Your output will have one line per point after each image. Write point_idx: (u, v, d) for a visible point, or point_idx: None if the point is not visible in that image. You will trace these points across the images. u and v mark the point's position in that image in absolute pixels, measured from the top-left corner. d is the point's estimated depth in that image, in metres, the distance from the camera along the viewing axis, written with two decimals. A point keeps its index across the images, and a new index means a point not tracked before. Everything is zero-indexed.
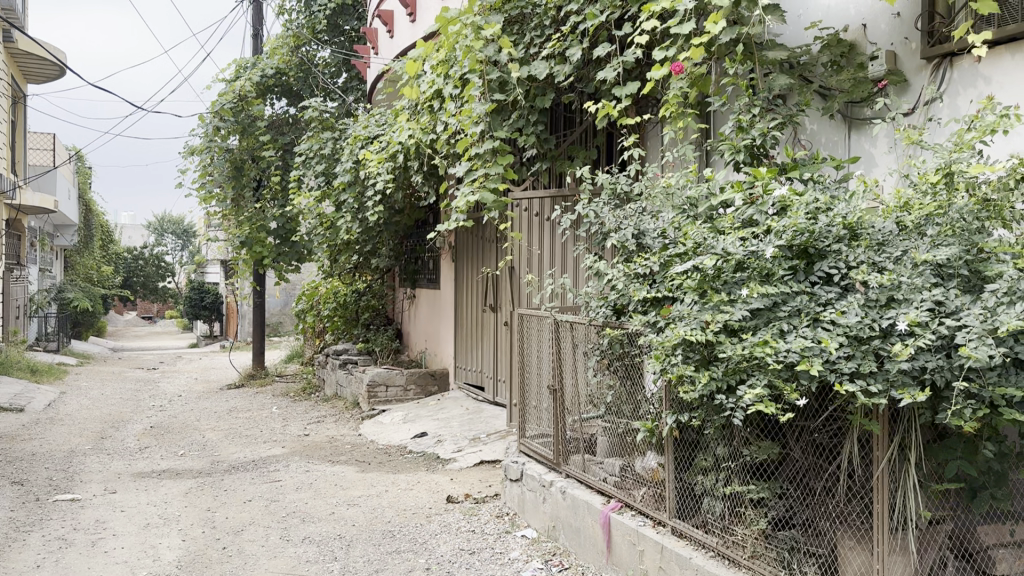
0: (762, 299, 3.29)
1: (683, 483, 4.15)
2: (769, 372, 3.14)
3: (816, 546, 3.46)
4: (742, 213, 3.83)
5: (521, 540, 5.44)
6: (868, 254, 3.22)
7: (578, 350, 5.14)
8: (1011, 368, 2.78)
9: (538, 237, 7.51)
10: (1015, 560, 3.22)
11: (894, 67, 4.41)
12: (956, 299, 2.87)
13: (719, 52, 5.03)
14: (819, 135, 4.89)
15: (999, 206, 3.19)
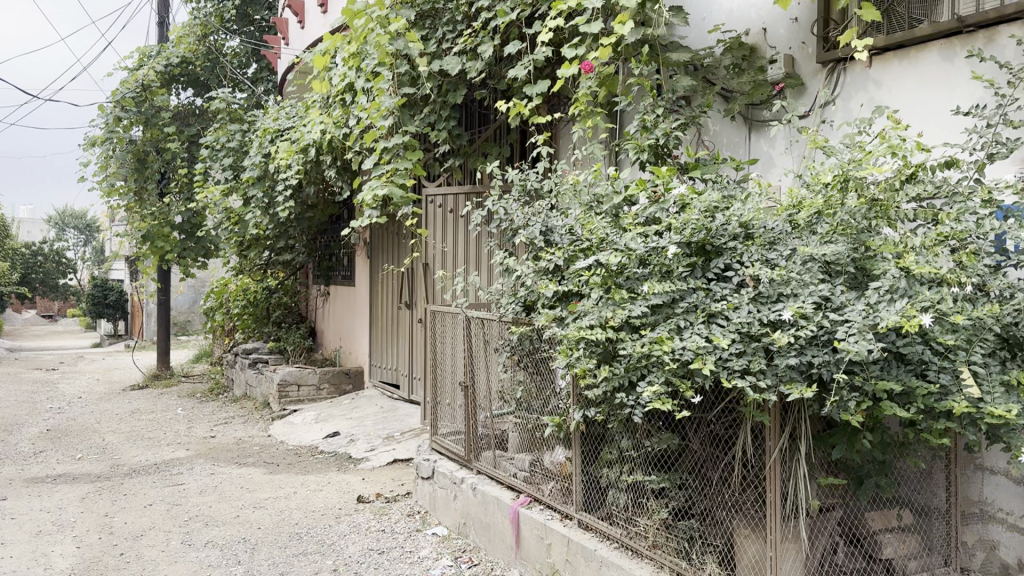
0: (660, 297, 3.34)
1: (590, 476, 4.20)
2: (665, 368, 3.19)
3: (713, 535, 3.53)
4: (645, 211, 3.87)
5: (431, 538, 5.40)
6: (760, 252, 3.31)
7: (489, 347, 5.14)
8: (893, 362, 2.90)
9: (450, 233, 7.47)
10: (898, 545, 3.49)
11: (792, 70, 4.56)
12: (842, 296, 2.97)
13: (626, 53, 5.10)
14: (721, 136, 5.04)
15: (884, 207, 3.29)
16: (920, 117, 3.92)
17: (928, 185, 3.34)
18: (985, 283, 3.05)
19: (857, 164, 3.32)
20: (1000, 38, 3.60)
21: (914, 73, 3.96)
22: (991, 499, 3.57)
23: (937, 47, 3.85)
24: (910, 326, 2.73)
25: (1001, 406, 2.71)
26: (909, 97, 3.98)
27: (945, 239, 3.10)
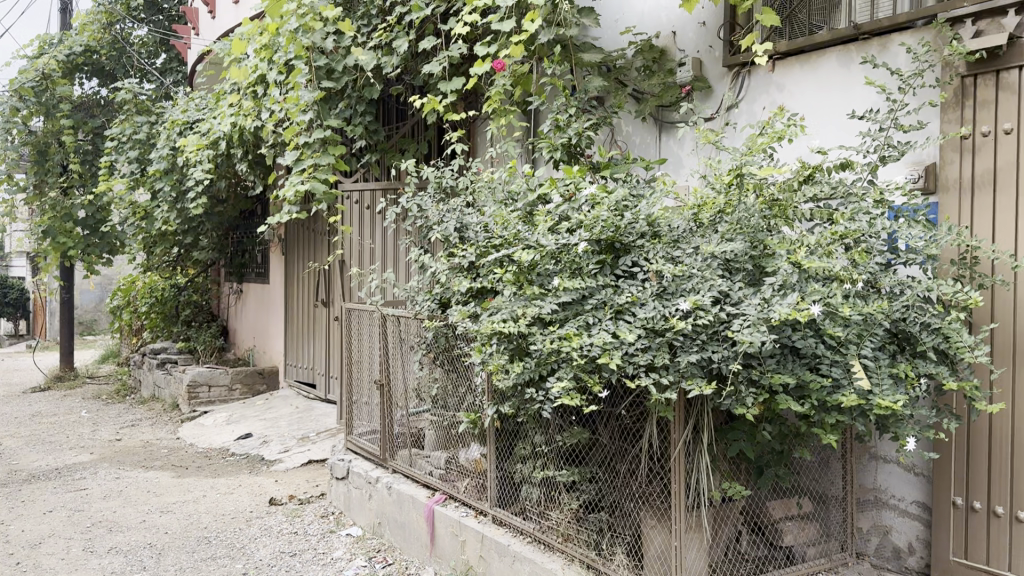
0: (569, 293, 3.37)
1: (503, 472, 4.22)
2: (573, 364, 3.23)
3: (622, 527, 3.61)
4: (557, 209, 3.88)
5: (345, 539, 5.33)
6: (666, 248, 3.39)
7: (404, 344, 5.11)
8: (788, 356, 3.01)
9: (368, 231, 7.34)
10: (798, 531, 3.61)
11: (700, 73, 4.67)
12: (739, 291, 3.06)
13: (540, 51, 5.12)
14: (633, 136, 5.12)
15: (783, 207, 3.43)
16: (818, 121, 4.08)
17: (824, 185, 3.45)
18: (877, 280, 3.19)
19: (753, 161, 3.51)
20: (893, 46, 3.77)
21: (813, 78, 4.11)
22: (884, 486, 3.82)
23: (834, 54, 4.00)
24: (801, 318, 2.83)
25: (888, 399, 2.85)
26: (809, 101, 4.13)
27: (841, 239, 3.21)
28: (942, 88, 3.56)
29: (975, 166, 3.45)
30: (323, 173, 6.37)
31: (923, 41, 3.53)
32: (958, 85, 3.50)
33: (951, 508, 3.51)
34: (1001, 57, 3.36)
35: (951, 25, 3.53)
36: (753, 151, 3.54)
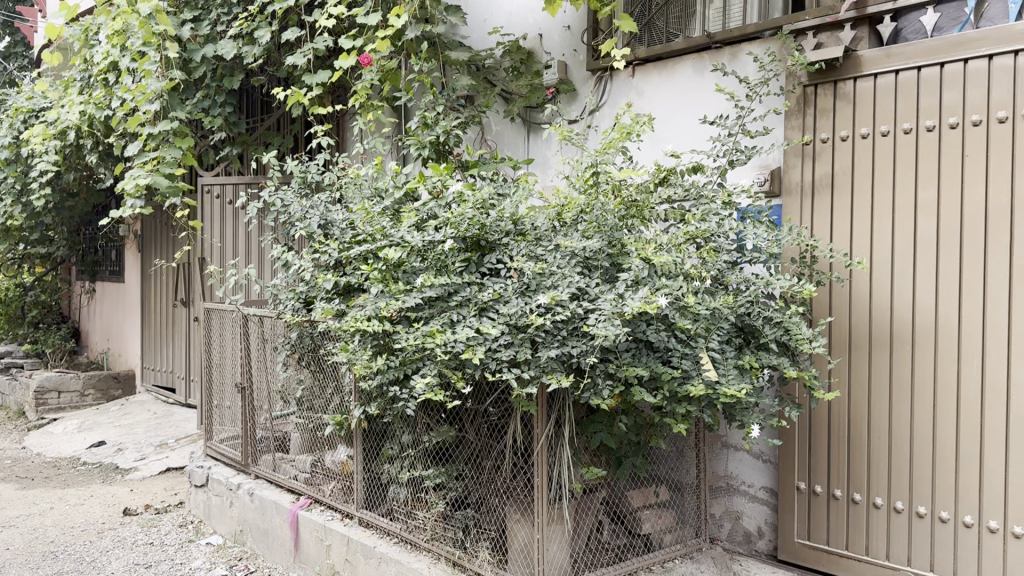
0: (435, 290, 3.33)
1: (371, 473, 4.16)
2: (437, 360, 3.19)
3: (486, 523, 3.60)
4: (425, 206, 3.76)
5: (204, 548, 5.10)
6: (529, 246, 3.43)
7: (266, 345, 4.96)
8: (642, 350, 3.12)
9: (218, 229, 7.04)
10: (657, 519, 3.74)
11: (565, 76, 4.76)
12: (596, 288, 3.14)
13: (407, 47, 5.07)
14: (503, 136, 5.17)
15: (639, 208, 3.56)
16: (674, 125, 4.24)
17: (678, 188, 3.61)
18: (724, 277, 3.35)
19: (605, 161, 3.58)
20: (742, 55, 3.96)
21: (671, 83, 4.27)
22: (735, 473, 4.03)
23: (689, 61, 4.17)
24: (651, 312, 2.93)
25: (733, 388, 3.01)
26: (666, 106, 4.29)
27: (692, 238, 3.36)
28: (786, 96, 3.77)
29: (815, 172, 3.68)
30: (166, 168, 6.12)
31: (768, 50, 3.72)
32: (800, 94, 3.71)
33: (796, 492, 3.74)
34: (838, 69, 3.59)
35: (795, 37, 3.72)
36: (605, 152, 3.61)
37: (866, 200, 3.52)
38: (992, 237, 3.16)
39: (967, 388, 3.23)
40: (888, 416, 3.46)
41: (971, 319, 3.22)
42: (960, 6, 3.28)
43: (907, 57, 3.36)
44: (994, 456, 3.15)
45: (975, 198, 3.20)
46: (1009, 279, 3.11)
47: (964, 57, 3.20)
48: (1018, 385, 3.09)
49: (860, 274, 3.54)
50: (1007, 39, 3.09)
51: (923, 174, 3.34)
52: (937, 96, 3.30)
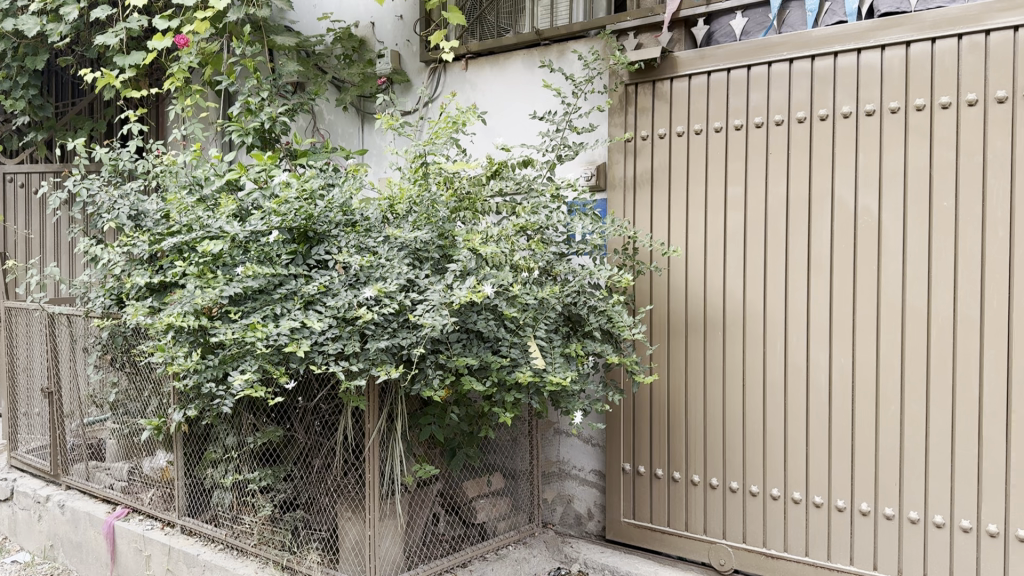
0: (257, 282, 3.21)
1: (193, 479, 3.98)
2: (259, 355, 3.07)
3: (317, 522, 3.52)
4: (248, 197, 3.60)
5: (9, 566, 4.63)
6: (357, 237, 3.33)
7: (76, 345, 4.60)
8: (472, 340, 3.14)
9: (19, 215, 6.43)
10: (491, 508, 3.79)
11: (398, 66, 4.71)
12: (425, 280, 3.10)
13: (230, 30, 4.85)
14: (336, 126, 5.06)
15: (471, 200, 3.55)
16: (504, 120, 4.31)
17: (511, 180, 3.65)
18: (552, 267, 3.45)
19: (434, 151, 3.53)
20: (568, 53, 4.07)
21: (501, 77, 4.32)
22: (566, 458, 4.17)
23: (520, 57, 4.24)
24: (477, 299, 2.95)
25: (558, 376, 3.08)
26: (497, 99, 4.34)
27: (522, 230, 3.44)
28: (609, 94, 3.90)
29: (636, 167, 3.84)
30: None
31: (592, 49, 3.83)
32: (622, 92, 3.85)
33: (622, 473, 3.91)
34: (656, 69, 3.75)
35: (617, 36, 3.86)
36: (432, 142, 3.56)
37: (682, 194, 3.71)
38: (792, 229, 3.41)
39: (772, 370, 3.48)
40: (703, 398, 3.67)
41: (775, 306, 3.47)
42: (765, 12, 3.49)
43: (718, 58, 3.56)
44: (796, 431, 3.41)
45: (778, 192, 3.44)
46: (807, 267, 3.38)
47: (768, 61, 3.42)
48: (816, 365, 3.36)
49: (677, 263, 3.73)
50: (804, 45, 3.33)
51: (733, 170, 3.56)
52: (744, 97, 3.51)
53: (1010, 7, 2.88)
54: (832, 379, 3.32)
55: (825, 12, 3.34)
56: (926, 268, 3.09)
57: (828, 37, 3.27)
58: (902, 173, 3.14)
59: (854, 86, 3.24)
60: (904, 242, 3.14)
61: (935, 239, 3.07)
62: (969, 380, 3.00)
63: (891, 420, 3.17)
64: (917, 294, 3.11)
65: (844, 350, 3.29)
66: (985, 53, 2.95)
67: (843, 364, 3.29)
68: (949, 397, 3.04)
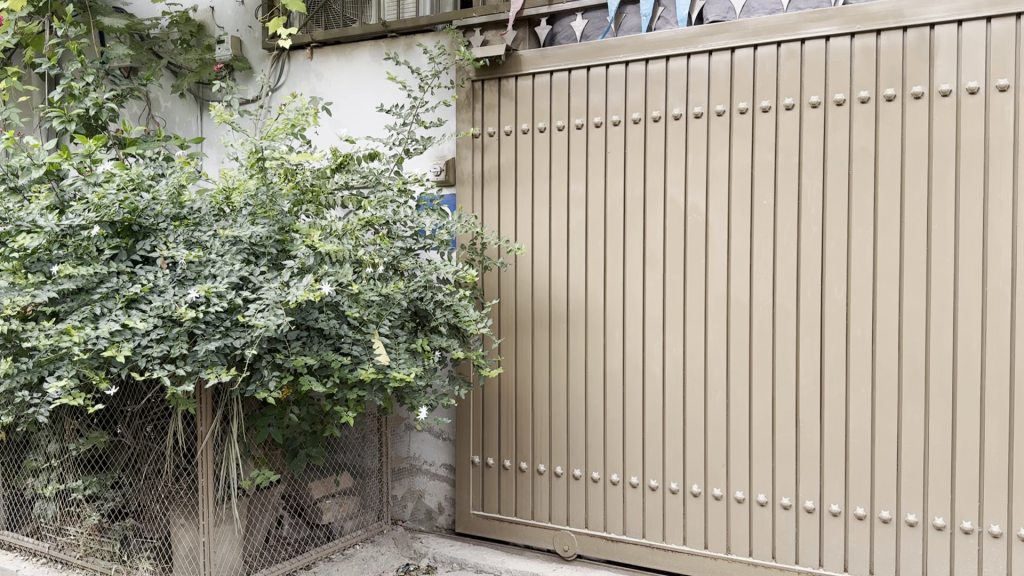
0: (75, 282, 3.02)
1: (11, 490, 3.72)
2: (76, 360, 2.89)
3: (148, 531, 3.35)
4: (68, 185, 3.36)
5: None
6: (186, 231, 3.20)
7: None
8: (313, 337, 3.10)
9: None
10: (338, 508, 3.75)
11: (239, 53, 4.55)
12: (260, 276, 3.03)
13: (52, 9, 4.52)
14: (173, 114, 4.82)
15: (315, 192, 3.43)
16: (349, 112, 4.25)
17: (357, 173, 3.51)
18: (399, 262, 3.35)
19: (273, 146, 3.26)
20: (415, 46, 4.05)
21: (348, 69, 4.25)
22: (417, 454, 4.15)
23: (367, 48, 4.18)
24: (315, 300, 2.89)
25: (402, 372, 3.06)
26: (342, 91, 4.27)
27: (367, 224, 3.29)
28: (456, 89, 3.90)
29: (484, 163, 3.85)
30: None
31: (438, 43, 3.80)
32: (469, 89, 3.86)
33: (471, 466, 3.93)
34: (502, 66, 3.76)
35: (463, 32, 3.86)
36: (269, 136, 3.29)
37: (527, 190, 3.75)
38: (629, 224, 3.52)
39: (611, 361, 3.59)
40: (548, 390, 3.74)
41: (614, 297, 3.57)
42: (603, 15, 3.59)
43: (560, 58, 3.62)
44: (634, 419, 3.54)
45: (616, 190, 3.54)
46: (642, 261, 3.50)
47: (606, 63, 3.52)
48: (651, 353, 3.50)
49: (524, 259, 3.77)
50: (640, 48, 3.44)
51: (574, 167, 3.63)
52: (585, 96, 3.59)
53: (821, 18, 3.09)
54: (665, 366, 3.47)
55: (658, 18, 3.47)
56: (749, 261, 3.28)
57: (661, 41, 3.40)
58: (727, 171, 3.31)
59: (684, 89, 3.38)
60: (729, 237, 3.32)
61: (756, 234, 3.26)
62: (786, 366, 3.22)
63: (719, 406, 3.36)
64: (740, 286, 3.30)
65: (675, 339, 3.45)
66: (800, 60, 3.15)
67: (675, 352, 3.45)
68: (770, 382, 3.26)
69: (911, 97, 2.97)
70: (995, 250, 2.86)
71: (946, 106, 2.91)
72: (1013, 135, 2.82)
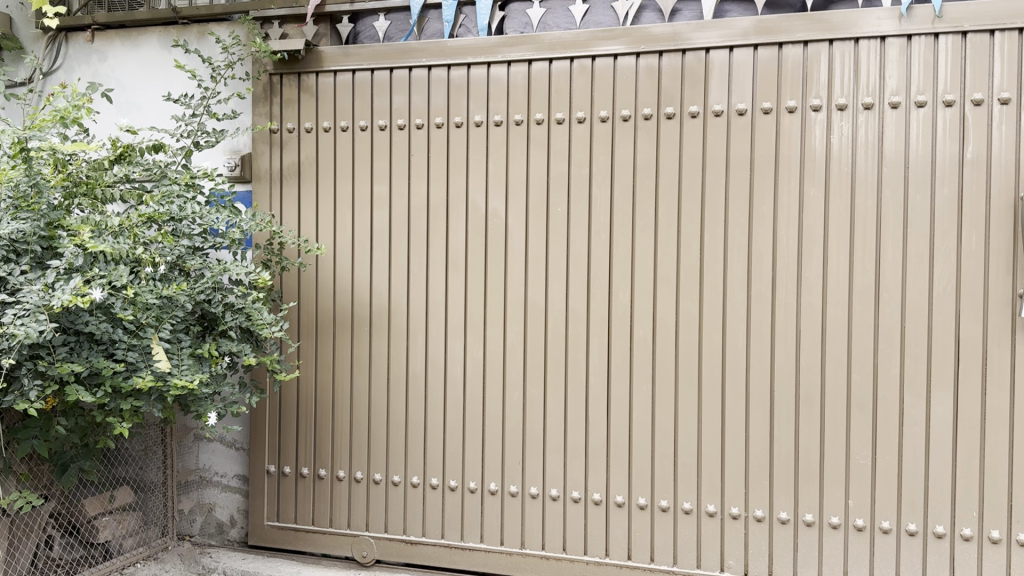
0: None
1: None
2: None
3: None
4: None
5: None
6: None
7: None
8: (82, 343, 2.87)
9: None
10: (117, 525, 3.52)
11: (9, 31, 4.12)
12: (20, 277, 2.76)
13: None
14: None
15: (90, 185, 3.16)
16: (134, 101, 3.98)
17: (140, 166, 3.31)
18: (184, 262, 3.15)
19: (40, 136, 2.99)
20: (208, 36, 3.86)
21: (133, 55, 3.98)
22: (207, 465, 3.94)
23: (155, 34, 3.94)
24: (82, 305, 2.67)
25: (184, 378, 2.90)
26: (127, 78, 3.99)
27: (148, 221, 3.11)
28: (252, 81, 3.74)
29: (282, 160, 3.72)
30: None
31: (232, 33, 3.60)
32: (266, 82, 3.70)
33: (265, 476, 3.77)
34: (301, 61, 3.65)
35: (261, 23, 3.72)
36: (35, 126, 3.00)
37: (328, 191, 3.66)
38: (432, 228, 3.53)
39: (413, 365, 3.57)
40: (348, 394, 3.66)
41: (415, 300, 3.56)
42: (405, 18, 3.57)
43: (360, 58, 3.57)
44: (435, 421, 3.55)
45: (418, 193, 3.54)
46: (445, 265, 3.52)
47: (408, 66, 3.51)
48: (451, 356, 3.52)
49: (324, 261, 3.68)
50: (442, 54, 3.47)
51: (377, 169, 3.59)
52: (387, 98, 3.57)
53: (610, 37, 3.25)
54: (466, 369, 3.51)
55: (459, 25, 3.50)
56: (545, 266, 3.39)
57: (462, 47, 3.44)
58: (525, 179, 3.40)
59: (484, 97, 3.44)
60: (526, 242, 3.41)
61: (552, 240, 3.37)
62: (578, 367, 3.36)
63: (516, 405, 3.44)
64: (537, 289, 3.40)
65: (476, 342, 3.49)
66: (591, 76, 3.30)
67: (475, 354, 3.49)
68: (562, 382, 3.38)
69: (688, 116, 3.19)
70: (758, 259, 3.13)
71: (718, 125, 3.16)
72: (775, 155, 3.11)
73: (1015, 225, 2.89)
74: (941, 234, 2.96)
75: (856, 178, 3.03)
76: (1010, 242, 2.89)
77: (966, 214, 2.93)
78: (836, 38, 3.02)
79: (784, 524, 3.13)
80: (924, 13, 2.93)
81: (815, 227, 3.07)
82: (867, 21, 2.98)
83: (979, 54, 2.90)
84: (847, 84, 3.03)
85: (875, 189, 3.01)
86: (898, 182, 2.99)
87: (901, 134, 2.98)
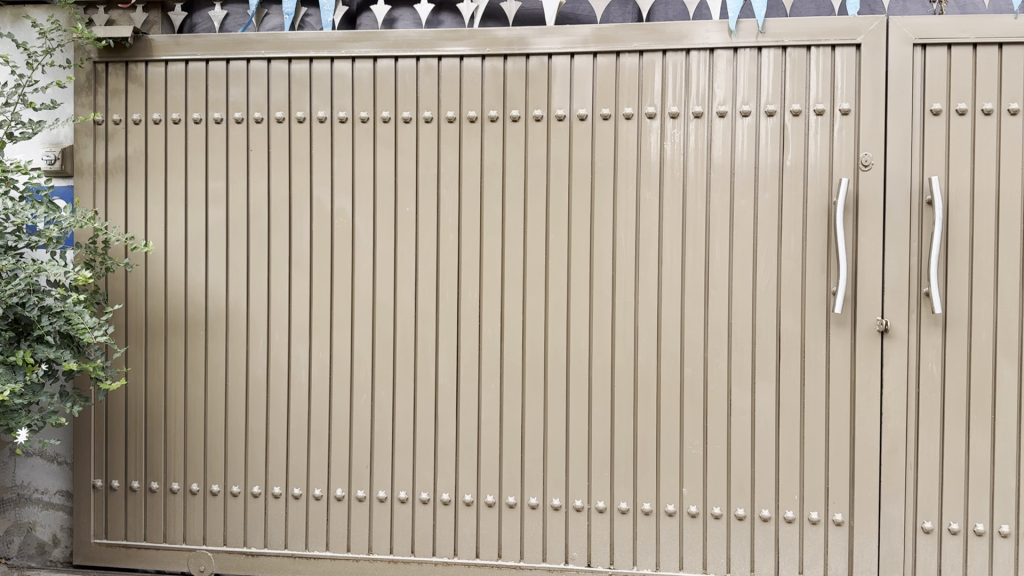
0: None
1: None
2: None
3: None
4: None
5: None
6: None
7: None
8: None
9: None
10: None
11: None
12: None
13: None
14: None
15: None
16: None
17: None
18: None
19: None
20: (24, 18, 3.59)
21: None
22: (25, 481, 3.66)
23: None
24: None
25: None
26: None
27: None
28: (74, 69, 3.51)
29: (107, 154, 3.51)
30: None
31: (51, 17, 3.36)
32: (90, 70, 3.48)
33: (91, 490, 3.53)
34: (128, 49, 3.45)
35: (85, 8, 3.49)
36: None
37: (160, 187, 3.48)
38: (275, 227, 3.42)
39: (254, 369, 3.44)
40: (184, 402, 3.48)
41: (257, 302, 3.44)
42: (243, 10, 3.48)
43: (195, 48, 3.42)
44: (278, 427, 3.43)
45: (259, 191, 3.42)
46: (288, 266, 3.42)
47: (246, 57, 3.39)
48: (295, 360, 3.42)
49: (155, 261, 3.49)
50: (282, 46, 3.37)
51: (214, 165, 3.45)
52: (224, 91, 3.43)
53: (455, 37, 3.26)
54: (311, 372, 3.42)
55: (300, 20, 3.45)
56: (393, 266, 3.35)
57: (304, 41, 3.36)
58: (371, 177, 3.35)
59: (328, 94, 3.38)
60: (373, 242, 3.36)
61: (399, 240, 3.35)
62: (426, 367, 3.34)
63: (363, 408, 3.39)
64: (385, 289, 3.36)
65: (322, 344, 3.41)
66: (437, 76, 3.31)
67: (321, 357, 3.41)
68: (410, 383, 3.36)
69: (532, 119, 3.25)
70: (598, 260, 3.22)
71: (560, 130, 3.23)
72: (614, 159, 3.21)
73: (829, 227, 3.11)
74: (765, 235, 3.15)
75: (688, 181, 3.18)
76: (825, 242, 3.12)
77: (786, 217, 3.14)
78: (669, 48, 3.16)
79: (624, 514, 3.25)
80: (749, 27, 3.12)
81: (652, 228, 3.20)
82: (698, 33, 3.14)
83: (797, 68, 3.11)
84: (679, 93, 3.18)
85: (705, 194, 3.17)
86: (726, 185, 3.16)
87: (728, 141, 3.16)
